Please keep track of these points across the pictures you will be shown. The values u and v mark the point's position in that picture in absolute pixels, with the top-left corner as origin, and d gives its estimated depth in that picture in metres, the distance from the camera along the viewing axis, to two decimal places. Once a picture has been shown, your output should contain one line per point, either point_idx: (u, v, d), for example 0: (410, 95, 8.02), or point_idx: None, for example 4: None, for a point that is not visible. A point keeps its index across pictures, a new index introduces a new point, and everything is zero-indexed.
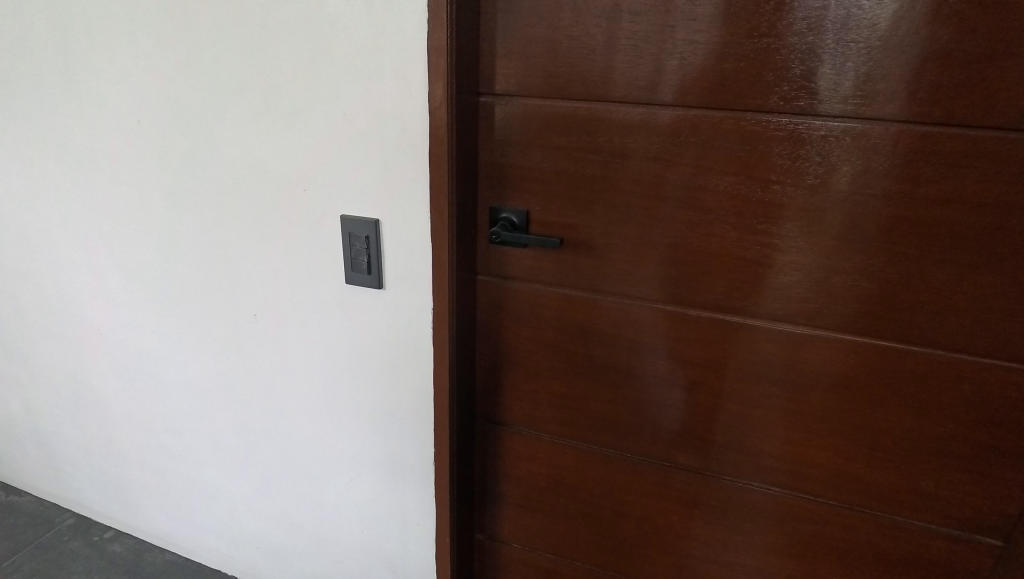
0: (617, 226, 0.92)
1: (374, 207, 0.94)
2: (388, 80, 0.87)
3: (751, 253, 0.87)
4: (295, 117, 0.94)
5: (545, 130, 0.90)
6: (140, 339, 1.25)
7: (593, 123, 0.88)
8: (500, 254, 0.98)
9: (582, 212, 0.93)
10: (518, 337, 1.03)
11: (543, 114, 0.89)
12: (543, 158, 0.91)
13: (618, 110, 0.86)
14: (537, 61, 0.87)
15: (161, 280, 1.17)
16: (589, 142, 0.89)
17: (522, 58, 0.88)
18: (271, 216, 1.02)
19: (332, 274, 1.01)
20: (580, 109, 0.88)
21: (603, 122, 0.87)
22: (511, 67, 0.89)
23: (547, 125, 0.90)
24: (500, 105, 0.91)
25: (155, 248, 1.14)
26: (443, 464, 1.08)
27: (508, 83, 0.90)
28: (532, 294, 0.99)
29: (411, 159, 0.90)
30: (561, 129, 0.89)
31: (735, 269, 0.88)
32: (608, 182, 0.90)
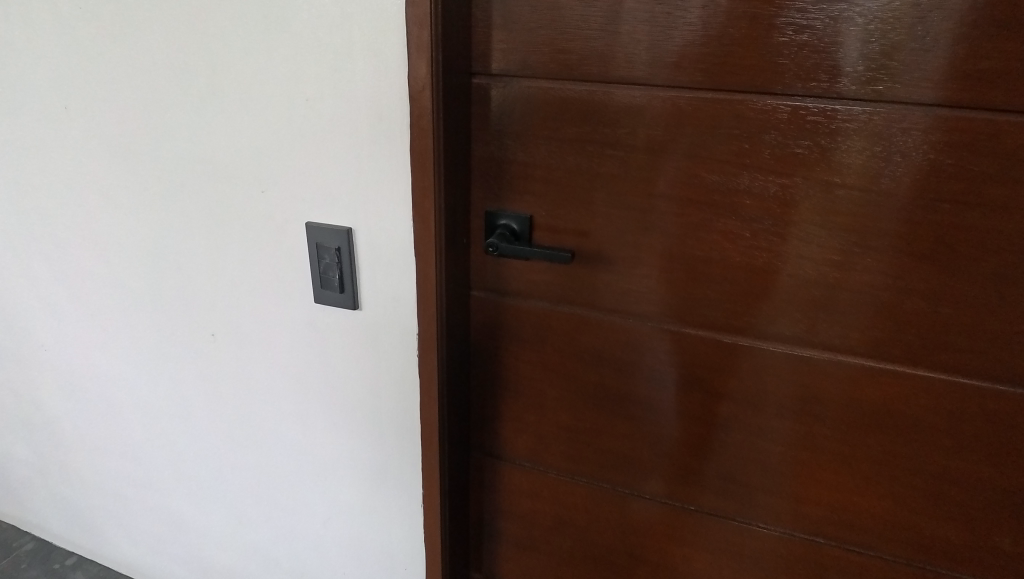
0: (638, 236, 0.76)
1: (346, 213, 0.78)
2: (359, 58, 0.70)
3: (802, 270, 0.72)
4: (250, 104, 0.78)
5: (551, 119, 0.74)
6: (91, 357, 1.10)
7: (612, 111, 0.71)
8: (496, 267, 0.83)
9: (596, 219, 0.77)
10: (518, 362, 0.88)
11: (548, 99, 0.73)
12: (549, 153, 0.75)
13: (641, 95, 0.70)
14: (543, 34, 0.71)
15: (109, 293, 1.01)
16: (606, 135, 0.73)
17: (524, 30, 0.71)
18: (227, 222, 0.86)
19: (299, 290, 0.85)
20: (595, 93, 0.71)
21: (622, 110, 0.71)
22: (510, 41, 0.72)
23: (553, 113, 0.73)
24: (496, 88, 0.74)
25: (100, 257, 0.98)
26: (433, 505, 0.94)
27: (507, 61, 0.73)
28: (535, 314, 0.84)
29: (389, 156, 0.73)
30: (573, 117, 0.73)
31: (781, 288, 0.73)
32: (628, 183, 0.74)
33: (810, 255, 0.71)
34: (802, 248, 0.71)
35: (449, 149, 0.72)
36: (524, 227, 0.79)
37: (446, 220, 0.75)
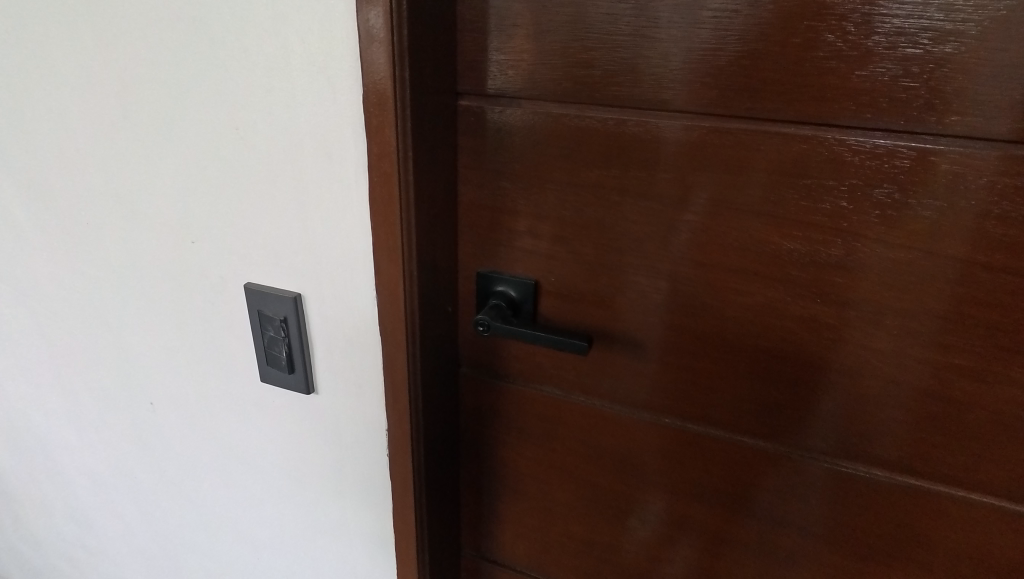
0: (680, 316, 0.56)
1: (293, 276, 0.59)
2: (298, 74, 0.51)
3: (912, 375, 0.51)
4: (164, 134, 0.58)
5: (566, 158, 0.54)
6: (16, 416, 0.92)
7: (650, 149, 0.51)
8: (490, 344, 0.64)
9: (623, 291, 0.57)
10: (517, 457, 0.69)
11: (561, 130, 0.53)
12: (562, 202, 0.56)
13: (691, 128, 0.50)
14: (555, 42, 0.51)
15: (27, 347, 0.83)
16: (640, 181, 0.52)
17: (529, 36, 0.51)
18: (155, 276, 0.68)
19: (244, 363, 0.67)
20: (625, 124, 0.51)
21: (662, 148, 0.51)
22: (510, 52, 0.52)
23: (567, 148, 0.54)
24: (491, 114, 0.55)
25: (10, 306, 0.80)
26: None
27: (506, 78, 0.53)
28: (538, 402, 0.65)
29: (343, 207, 0.54)
30: (595, 156, 0.53)
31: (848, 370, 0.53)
32: (667, 248, 0.54)
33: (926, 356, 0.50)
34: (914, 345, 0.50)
35: (423, 199, 0.53)
36: (526, 296, 0.60)
37: (421, 291, 0.56)
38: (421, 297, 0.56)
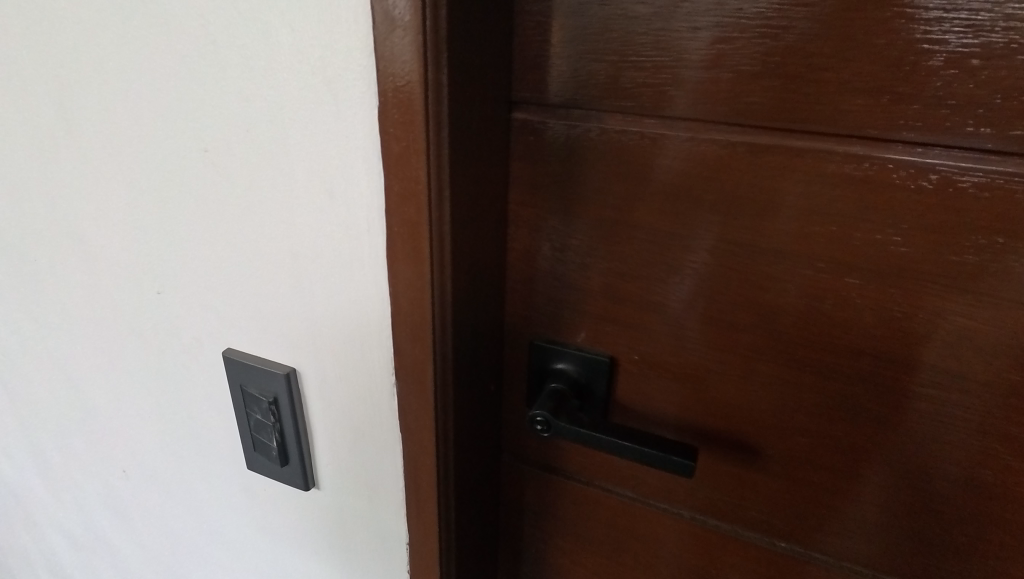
0: (816, 417, 0.40)
1: (286, 347, 0.44)
2: (282, 77, 0.35)
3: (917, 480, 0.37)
4: (116, 153, 0.43)
5: (667, 196, 0.38)
6: None
7: (799, 188, 0.35)
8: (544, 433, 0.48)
9: (735, 378, 0.41)
10: (569, 565, 0.54)
11: (664, 157, 0.37)
12: (655, 256, 0.40)
13: (866, 164, 0.33)
14: (665, 29, 0.35)
15: None
16: (778, 233, 0.36)
17: (624, 21, 0.35)
18: (119, 329, 0.53)
19: (228, 443, 0.53)
20: (764, 154, 0.35)
21: (818, 191, 0.35)
22: (594, 45, 0.36)
23: (668, 183, 0.38)
24: (561, 131, 0.39)
25: None
26: None
27: (585, 82, 0.37)
28: (604, 505, 0.50)
29: (349, 264, 0.39)
30: (711, 195, 0.37)
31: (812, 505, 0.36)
32: (807, 327, 0.38)
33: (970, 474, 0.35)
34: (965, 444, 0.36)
35: (462, 256, 0.37)
36: (593, 377, 0.45)
37: (456, 378, 0.41)
38: (456, 386, 0.41)
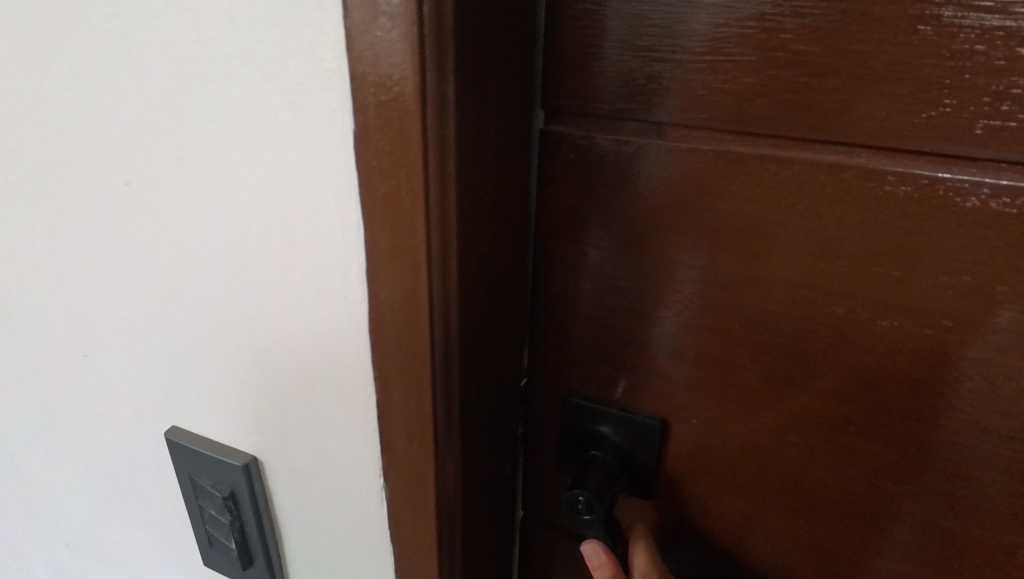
0: (933, 516, 0.31)
1: (246, 429, 0.34)
2: (223, 84, 0.25)
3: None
4: (22, 186, 0.33)
5: (749, 234, 0.29)
6: None
7: (940, 227, 0.26)
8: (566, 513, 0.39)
9: (828, 463, 0.32)
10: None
11: (748, 183, 0.28)
12: (732, 310, 0.31)
13: (1017, 202, 0.24)
14: (756, 16, 0.25)
15: None
16: (899, 285, 0.27)
17: (695, 2, 0.26)
18: (42, 392, 0.43)
19: (180, 530, 0.43)
20: (876, 183, 0.26)
21: (961, 232, 0.25)
22: (650, 35, 0.27)
23: (753, 218, 0.28)
24: (603, 148, 0.29)
25: None
26: None
27: (637, 87, 0.28)
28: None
29: (321, 335, 0.29)
30: (810, 232, 0.28)
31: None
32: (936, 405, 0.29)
33: None
34: None
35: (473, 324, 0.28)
36: (640, 443, 0.36)
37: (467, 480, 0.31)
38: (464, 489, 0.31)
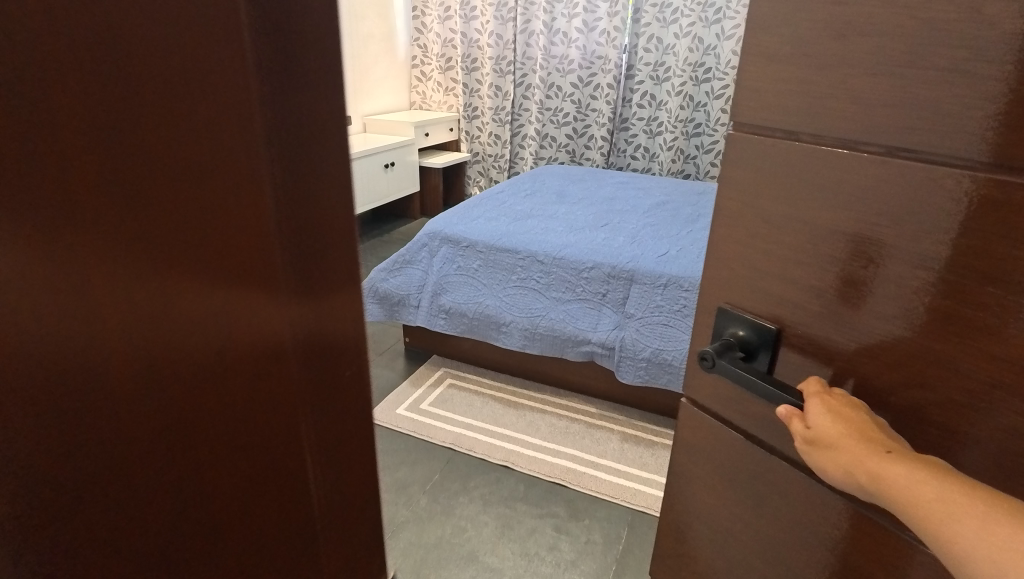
0: (850, 341, 0.56)
1: None
2: None
3: (800, 411, 0.57)
4: None
5: (794, 164, 0.56)
6: None
7: (826, 168, 0.54)
8: (693, 390, 0.75)
9: (839, 302, 0.56)
10: (684, 464, 0.80)
11: (774, 139, 0.56)
12: (751, 189, 0.60)
13: (868, 157, 0.51)
14: (955, 59, 0.44)
15: None
16: (812, 186, 0.55)
17: (968, 43, 0.44)
18: None
19: None
20: (819, 146, 0.54)
21: (862, 176, 0.51)
22: (816, 52, 0.51)
23: (805, 158, 0.55)
24: (805, 152, 0.55)
25: None
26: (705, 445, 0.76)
27: (809, 116, 0.53)
28: (695, 437, 0.77)
29: None
30: (809, 161, 0.54)
31: (739, 406, 0.70)
32: (827, 257, 0.55)
33: (825, 407, 0.54)
34: (828, 396, 0.55)
35: (121, 301, 0.38)
36: (768, 346, 0.62)
37: (84, 448, 0.37)
38: (98, 448, 0.38)
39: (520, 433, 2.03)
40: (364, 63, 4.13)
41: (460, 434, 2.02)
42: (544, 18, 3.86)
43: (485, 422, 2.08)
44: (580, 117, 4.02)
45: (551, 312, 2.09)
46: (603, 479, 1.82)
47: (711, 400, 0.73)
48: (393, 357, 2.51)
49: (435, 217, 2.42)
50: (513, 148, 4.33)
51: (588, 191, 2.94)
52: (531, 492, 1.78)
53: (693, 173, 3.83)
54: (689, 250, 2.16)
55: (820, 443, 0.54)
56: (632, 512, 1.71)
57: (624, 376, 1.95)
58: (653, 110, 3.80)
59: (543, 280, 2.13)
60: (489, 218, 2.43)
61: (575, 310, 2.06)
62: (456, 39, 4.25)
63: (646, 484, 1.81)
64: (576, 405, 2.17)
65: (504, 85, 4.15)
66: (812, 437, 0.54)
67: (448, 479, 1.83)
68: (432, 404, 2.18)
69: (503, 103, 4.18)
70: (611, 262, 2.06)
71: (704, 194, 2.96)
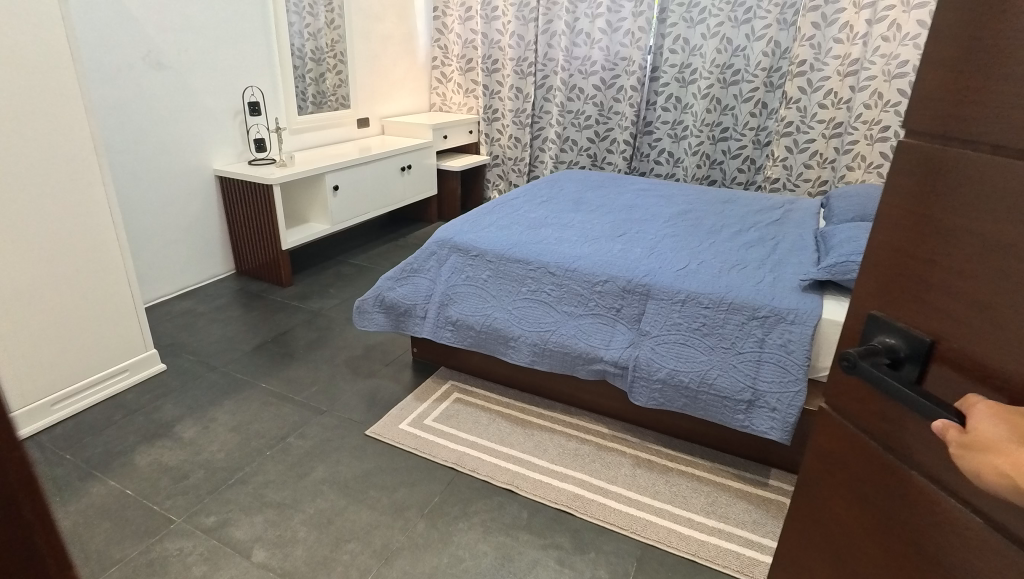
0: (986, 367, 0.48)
1: None
2: None
3: (958, 418, 0.47)
4: None
5: (951, 170, 0.50)
6: None
7: (984, 174, 0.48)
8: (835, 394, 0.67)
9: (985, 319, 0.48)
10: (815, 473, 0.71)
11: (934, 144, 0.52)
12: (915, 198, 0.54)
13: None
14: None
15: None
16: (968, 194, 0.49)
17: None
18: None
19: None
20: (972, 146, 0.49)
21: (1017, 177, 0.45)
22: (983, 48, 0.47)
23: (965, 164, 0.49)
24: (959, 154, 0.50)
25: None
26: (832, 453, 0.67)
27: (1005, 121, 0.46)
28: (829, 446, 0.68)
29: None
30: (969, 169, 0.49)
31: (880, 413, 0.60)
32: (968, 270, 0.50)
33: (994, 416, 0.45)
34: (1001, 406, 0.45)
35: None
36: (926, 349, 0.53)
37: None
38: None
39: (526, 453, 1.93)
40: (384, 64, 4.07)
41: (464, 453, 1.93)
42: (566, 18, 3.74)
43: (490, 441, 1.99)
44: (602, 120, 3.90)
45: (561, 327, 1.98)
46: (612, 508, 1.71)
47: (851, 407, 0.64)
48: (400, 368, 2.44)
49: (446, 224, 2.34)
50: (533, 151, 4.23)
51: (607, 198, 2.82)
52: (535, 520, 1.68)
53: (719, 179, 3.67)
54: (710, 264, 2.03)
55: (974, 447, 0.45)
56: (641, 546, 1.60)
57: (636, 398, 1.84)
58: (678, 113, 3.65)
59: (554, 293, 2.03)
60: (502, 226, 2.34)
61: (587, 326, 1.95)
62: (476, 39, 4.17)
63: (658, 514, 1.69)
64: (587, 425, 2.07)
65: (525, 87, 4.05)
66: (966, 440, 0.45)
67: (447, 502, 1.74)
68: (436, 420, 2.09)
69: (524, 105, 4.09)
70: (626, 276, 1.95)
71: (729, 202, 2.82)
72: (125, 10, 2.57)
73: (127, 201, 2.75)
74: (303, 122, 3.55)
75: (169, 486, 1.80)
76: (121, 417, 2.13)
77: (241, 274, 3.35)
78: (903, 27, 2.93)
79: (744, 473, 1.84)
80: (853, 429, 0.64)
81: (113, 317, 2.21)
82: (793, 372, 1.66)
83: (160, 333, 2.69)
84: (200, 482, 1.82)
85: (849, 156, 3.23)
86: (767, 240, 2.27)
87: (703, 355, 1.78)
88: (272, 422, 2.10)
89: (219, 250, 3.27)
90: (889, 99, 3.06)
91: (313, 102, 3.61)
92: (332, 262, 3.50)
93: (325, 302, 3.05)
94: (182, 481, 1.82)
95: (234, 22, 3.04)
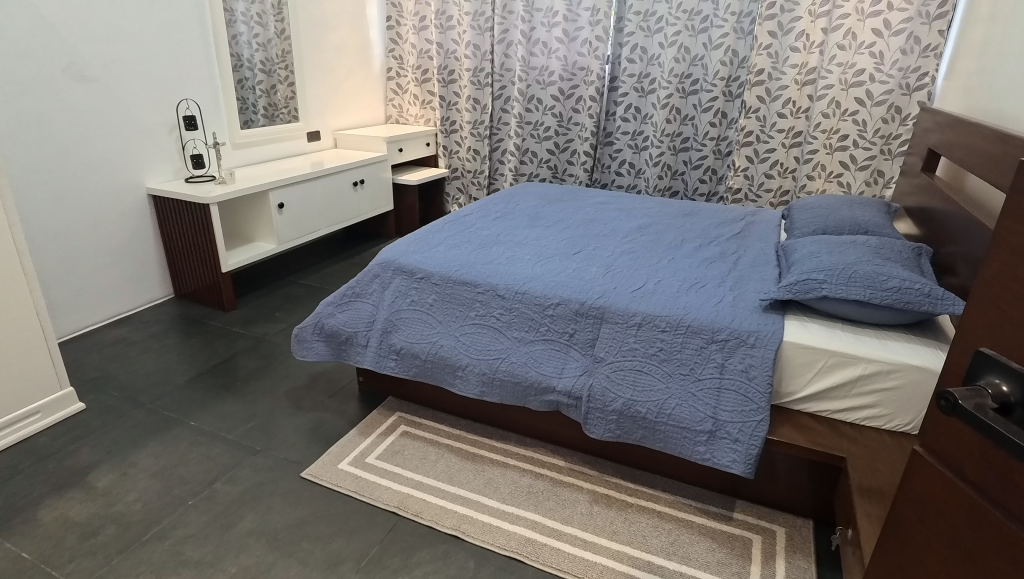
0: None
1: None
2: None
3: None
4: None
5: None
6: None
7: None
8: (934, 437, 0.64)
9: None
10: (906, 517, 0.68)
11: None
12: None
13: None
14: None
15: None
16: None
17: None
18: None
19: None
20: None
21: None
22: None
23: None
24: None
25: None
26: (932, 496, 0.64)
27: None
28: (924, 492, 0.65)
29: None
30: None
31: (987, 460, 0.58)
32: None
33: None
34: None
35: None
36: None
37: None
38: None
39: (476, 493, 1.79)
40: (336, 75, 3.92)
41: (408, 495, 1.78)
42: (523, 28, 3.64)
43: (438, 480, 1.84)
44: (562, 131, 3.80)
45: (511, 355, 1.85)
46: (566, 553, 1.57)
47: (955, 454, 0.61)
48: (346, 399, 2.27)
49: (391, 244, 2.19)
50: (492, 164, 4.12)
51: (565, 213, 2.71)
52: (483, 571, 1.53)
53: (682, 190, 3.60)
54: (669, 283, 1.92)
55: None
56: None
57: (592, 431, 1.71)
58: (639, 124, 3.58)
59: (503, 318, 1.90)
60: (451, 246, 2.21)
61: (539, 353, 1.82)
62: (433, 50, 4.04)
63: (616, 559, 1.56)
64: (543, 458, 1.93)
65: (483, 98, 3.93)
66: None
67: (387, 553, 1.58)
68: (380, 458, 1.93)
69: (482, 117, 3.97)
70: (579, 298, 1.83)
71: (690, 215, 2.73)
72: (42, 19, 2.37)
73: (49, 224, 2.54)
74: (249, 137, 3.37)
75: (74, 546, 1.61)
76: (29, 465, 1.92)
77: (181, 298, 3.14)
78: (858, 36, 2.90)
79: (708, 507, 1.73)
80: (955, 476, 0.61)
81: (21, 353, 2.01)
82: (755, 400, 1.56)
83: (85, 366, 2.48)
84: (111, 540, 1.63)
85: (809, 165, 3.17)
86: (728, 256, 2.18)
87: (661, 383, 1.66)
88: (199, 466, 1.92)
89: (155, 274, 3.06)
90: (847, 108, 3.02)
91: (264, 114, 3.46)
92: (282, 284, 3.33)
93: (270, 326, 2.86)
94: (90, 539, 1.63)
95: (167, 30, 2.86)
